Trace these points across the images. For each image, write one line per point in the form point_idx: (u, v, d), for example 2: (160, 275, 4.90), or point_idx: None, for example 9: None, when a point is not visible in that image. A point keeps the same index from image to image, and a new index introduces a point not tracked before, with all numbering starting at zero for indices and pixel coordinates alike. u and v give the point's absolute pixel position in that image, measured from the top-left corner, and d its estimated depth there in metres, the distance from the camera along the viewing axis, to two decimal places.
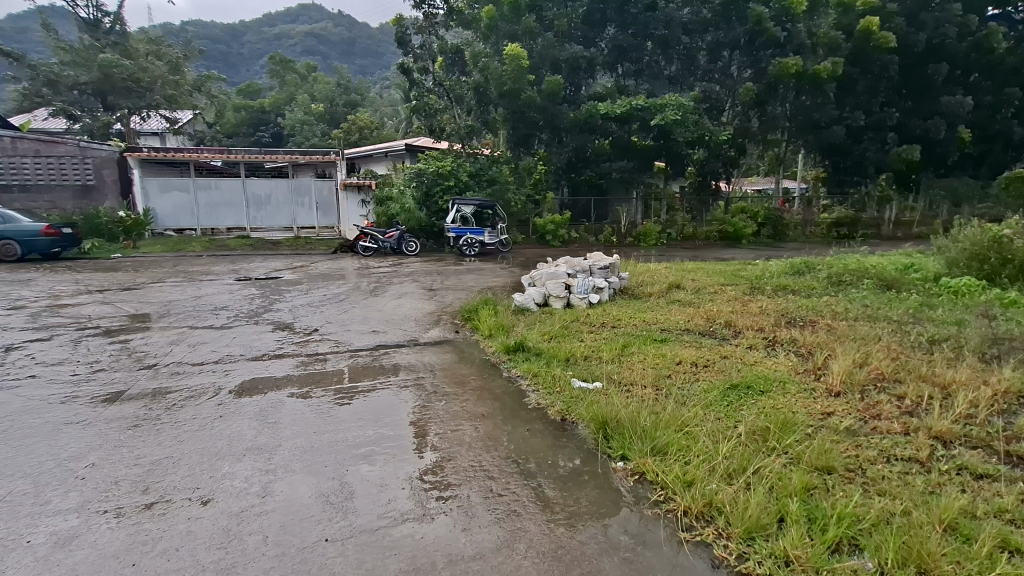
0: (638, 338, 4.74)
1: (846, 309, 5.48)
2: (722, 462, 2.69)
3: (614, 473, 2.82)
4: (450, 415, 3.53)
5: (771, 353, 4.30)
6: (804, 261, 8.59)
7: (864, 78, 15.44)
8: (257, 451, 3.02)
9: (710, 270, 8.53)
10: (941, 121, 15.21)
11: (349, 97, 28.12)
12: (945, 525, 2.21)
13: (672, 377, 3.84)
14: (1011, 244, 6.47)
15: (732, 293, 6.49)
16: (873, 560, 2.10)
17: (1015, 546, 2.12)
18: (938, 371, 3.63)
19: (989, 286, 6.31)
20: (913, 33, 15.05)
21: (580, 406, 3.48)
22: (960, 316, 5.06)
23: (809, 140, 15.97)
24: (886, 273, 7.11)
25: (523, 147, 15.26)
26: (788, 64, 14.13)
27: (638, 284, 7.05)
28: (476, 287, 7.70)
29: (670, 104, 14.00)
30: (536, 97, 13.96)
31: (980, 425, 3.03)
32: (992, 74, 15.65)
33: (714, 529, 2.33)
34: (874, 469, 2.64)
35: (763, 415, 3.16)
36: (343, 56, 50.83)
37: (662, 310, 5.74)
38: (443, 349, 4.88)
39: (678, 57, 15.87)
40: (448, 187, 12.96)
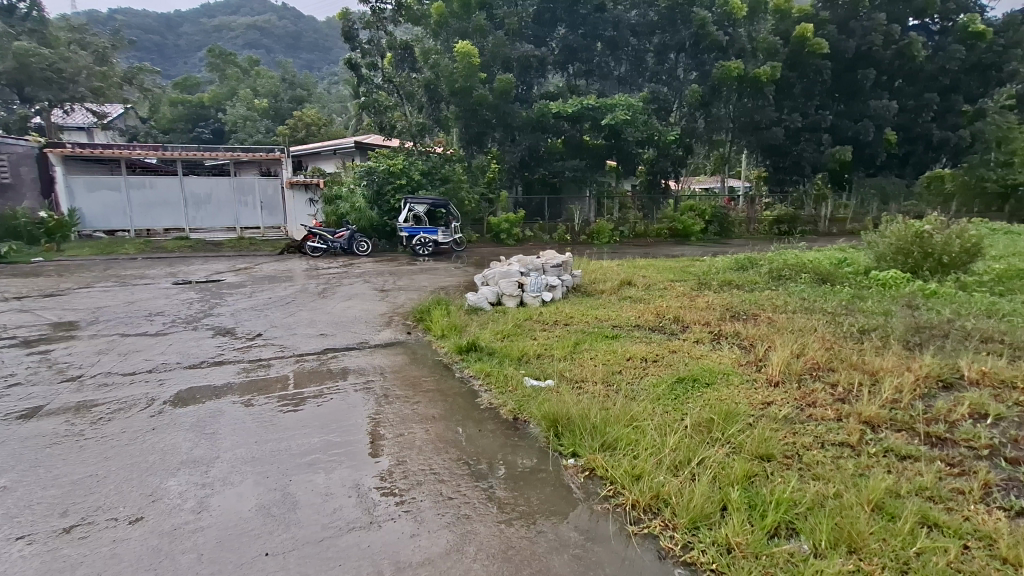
0: (589, 335, 4.80)
1: (786, 302, 5.76)
2: (669, 455, 2.75)
3: (566, 471, 2.84)
4: (400, 418, 3.46)
5: (716, 346, 4.44)
6: (748, 257, 8.94)
7: (801, 81, 16.22)
8: (193, 464, 2.86)
9: (660, 267, 8.75)
10: (870, 123, 16.17)
11: (295, 92, 27.29)
12: (873, 505, 2.34)
13: (623, 373, 3.91)
14: (931, 239, 6.96)
15: (680, 289, 6.69)
16: (808, 542, 2.19)
17: (934, 521, 2.26)
18: (867, 359, 3.85)
19: (913, 279, 6.78)
20: (844, 40, 15.99)
21: (532, 405, 3.48)
22: (887, 307, 5.40)
23: (751, 141, 16.58)
24: (822, 268, 7.51)
25: (476, 145, 15.21)
26: (730, 68, 14.73)
27: (591, 281, 7.14)
28: (429, 287, 7.61)
29: (620, 104, 14.29)
30: (488, 96, 13.96)
31: (904, 408, 3.23)
32: (915, 79, 16.80)
33: (660, 521, 2.38)
34: (809, 454, 2.77)
35: (707, 407, 3.26)
36: (289, 49, 49.17)
37: (614, 307, 5.84)
38: (395, 351, 4.79)
39: (627, 58, 16.25)
40: (400, 186, 12.71)
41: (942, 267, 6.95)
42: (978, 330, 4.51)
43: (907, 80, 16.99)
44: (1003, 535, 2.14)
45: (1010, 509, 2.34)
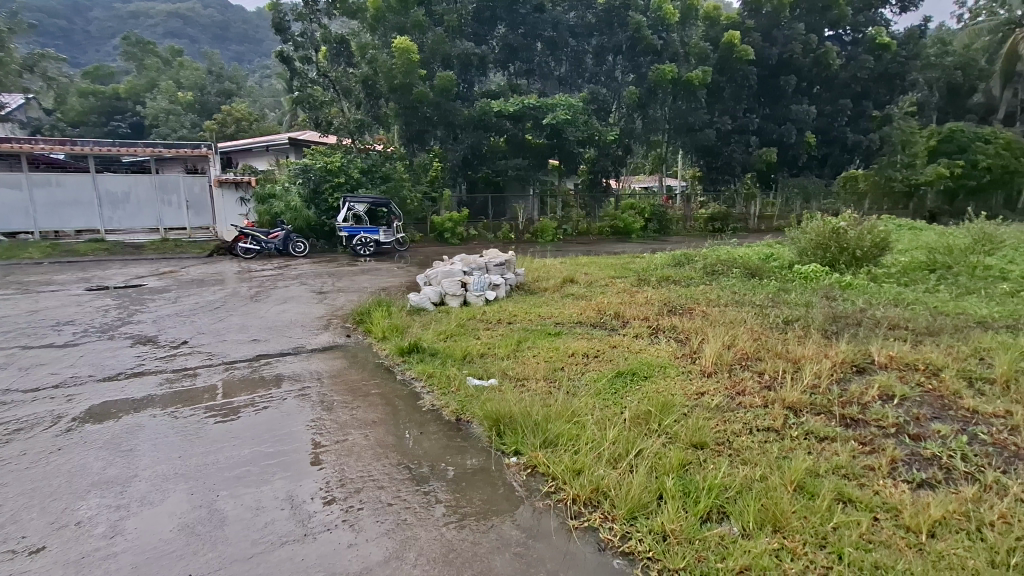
0: (533, 333, 4.84)
1: (719, 296, 6.04)
2: (608, 449, 2.81)
3: (507, 469, 2.85)
4: (339, 424, 3.35)
5: (653, 340, 4.60)
6: (685, 253, 9.30)
7: (730, 85, 17.07)
8: (107, 485, 2.65)
9: (602, 264, 8.95)
10: (792, 126, 17.26)
11: (223, 85, 25.92)
12: (795, 485, 2.50)
13: (565, 369, 3.97)
14: (846, 235, 7.49)
15: (621, 285, 6.86)
16: (737, 524, 2.30)
17: (849, 497, 2.43)
18: (791, 348, 4.10)
19: (831, 272, 7.28)
20: (768, 47, 16.99)
21: (475, 404, 3.47)
22: (808, 299, 5.77)
23: (685, 142, 17.33)
24: (751, 262, 7.95)
25: (417, 143, 15.02)
26: (665, 71, 15.28)
27: (534, 279, 7.21)
28: (370, 288, 7.42)
29: (560, 104, 14.48)
30: (428, 93, 13.80)
31: (823, 392, 3.47)
32: (830, 86, 18.10)
33: (600, 514, 2.43)
34: (738, 440, 2.91)
35: (646, 399, 3.36)
36: (215, 41, 46.59)
37: (556, 304, 5.91)
38: (334, 356, 4.63)
39: (567, 58, 16.51)
40: (338, 184, 12.40)
41: (857, 260, 7.51)
42: (887, 318, 4.92)
43: (824, 87, 18.28)
44: (905, 504, 2.33)
45: (912, 481, 2.56)
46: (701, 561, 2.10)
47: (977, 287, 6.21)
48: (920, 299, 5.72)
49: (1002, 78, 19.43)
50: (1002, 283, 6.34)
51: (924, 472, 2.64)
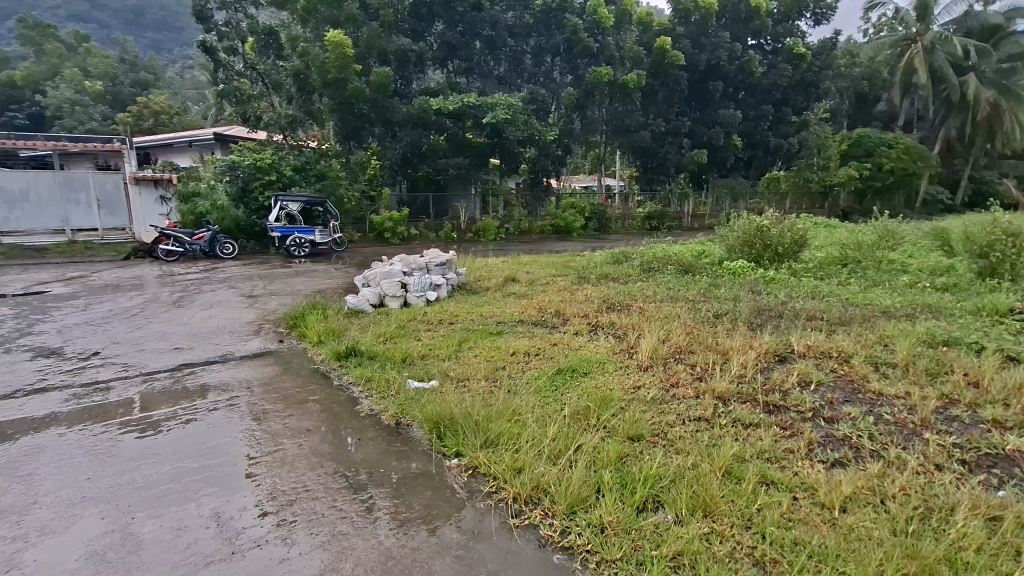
0: (475, 333, 4.82)
1: (655, 292, 6.27)
2: (549, 445, 2.84)
3: (449, 471, 2.83)
4: (270, 434, 3.20)
5: (593, 337, 4.70)
6: (623, 251, 9.60)
7: (663, 89, 17.75)
8: (2, 515, 2.39)
9: (543, 262, 9.05)
10: (720, 129, 18.21)
11: (138, 75, 24.16)
12: (724, 471, 2.63)
13: (506, 368, 3.98)
14: (769, 232, 7.97)
15: (561, 283, 6.98)
16: (671, 512, 2.38)
17: (771, 479, 2.59)
18: (720, 341, 4.32)
19: (756, 267, 7.75)
20: (697, 53, 17.83)
21: (415, 407, 3.41)
22: (736, 293, 6.10)
23: (622, 142, 17.90)
24: (685, 259, 8.33)
25: (354, 141, 14.57)
26: (602, 73, 15.57)
27: (476, 279, 7.20)
28: (305, 290, 7.15)
29: (500, 104, 14.47)
30: (364, 89, 13.47)
31: (749, 381, 3.67)
32: (754, 92, 19.20)
33: (541, 510, 2.45)
34: (672, 431, 3.02)
35: (585, 395, 3.43)
36: (129, 26, 43.32)
37: (498, 304, 5.91)
38: (264, 363, 4.41)
39: (506, 58, 16.56)
40: (269, 182, 11.95)
41: (778, 257, 8.02)
42: (805, 310, 5.28)
43: (748, 93, 19.37)
44: (820, 482, 2.51)
45: (827, 461, 2.76)
46: (637, 550, 2.16)
47: (881, 279, 6.79)
48: (833, 291, 6.19)
49: (902, 88, 20.93)
50: (903, 276, 6.96)
51: (837, 451, 2.85)
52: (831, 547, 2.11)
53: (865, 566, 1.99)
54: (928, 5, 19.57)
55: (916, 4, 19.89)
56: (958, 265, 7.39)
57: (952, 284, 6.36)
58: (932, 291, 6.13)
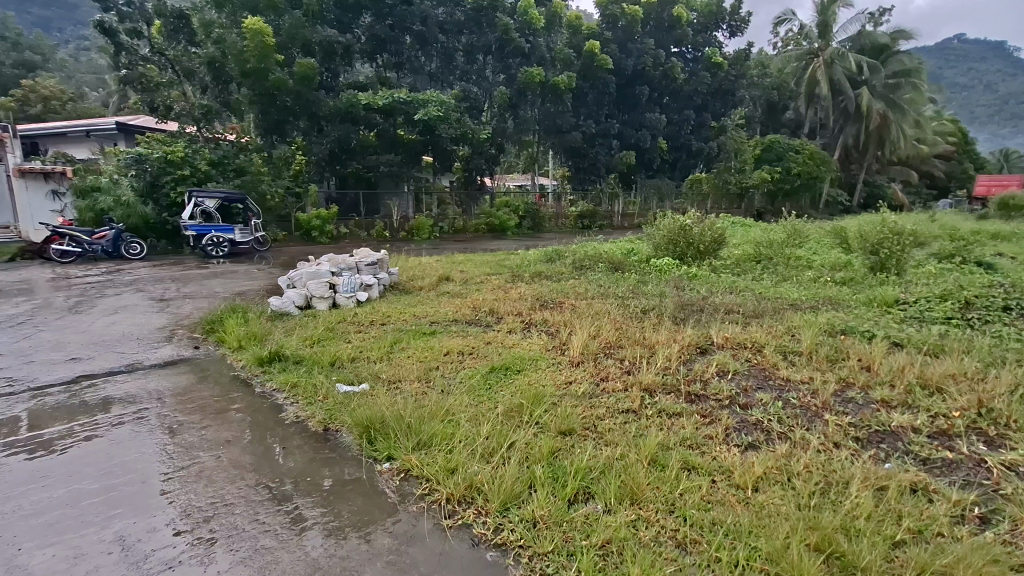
0: (407, 333, 4.74)
1: (586, 289, 6.45)
2: (482, 444, 2.85)
3: (379, 476, 2.76)
4: (183, 448, 2.98)
5: (526, 334, 4.75)
6: (556, 249, 9.76)
7: (592, 91, 18.26)
8: None
9: (478, 261, 9.04)
10: (646, 132, 19.01)
11: (23, 56, 21.78)
12: (650, 459, 2.75)
13: (440, 368, 3.95)
14: (692, 232, 8.41)
15: (495, 282, 7.00)
16: (601, 502, 2.46)
17: (693, 465, 2.73)
18: (647, 336, 4.50)
19: (679, 264, 8.16)
20: (624, 58, 18.51)
21: (344, 412, 3.30)
22: (662, 289, 6.39)
23: (554, 142, 18.25)
24: (615, 257, 8.62)
25: (277, 135, 14.02)
26: (533, 74, 15.78)
27: (409, 279, 7.07)
28: (223, 293, 6.72)
29: (432, 100, 14.23)
30: (287, 80, 12.87)
31: (673, 373, 3.86)
32: (677, 97, 20.14)
33: (474, 509, 2.45)
34: (602, 424, 3.12)
35: (519, 392, 3.47)
36: (12, 2, 38.88)
37: (432, 304, 5.83)
38: (178, 372, 4.09)
39: (437, 54, 16.35)
40: (182, 177, 11.12)
41: (700, 254, 8.47)
42: (723, 304, 5.62)
43: (672, 98, 20.30)
44: (735, 465, 2.69)
45: (742, 444, 2.96)
46: (568, 542, 2.22)
47: (789, 275, 7.35)
48: (748, 286, 6.63)
49: (807, 98, 22.75)
50: (808, 271, 7.59)
51: (750, 435, 3.07)
52: (745, 524, 2.26)
53: (773, 539, 2.16)
54: (828, 23, 21.47)
55: (817, 22, 21.75)
56: (854, 261, 8.15)
57: (849, 278, 7.00)
58: (833, 285, 6.72)
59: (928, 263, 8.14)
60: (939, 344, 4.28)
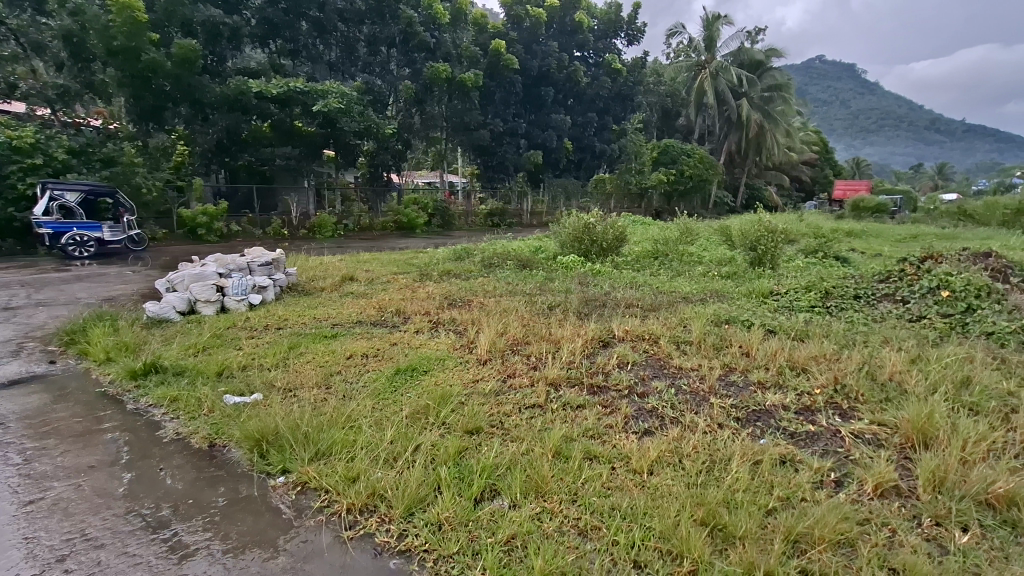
0: (307, 337, 4.50)
1: (495, 287, 6.50)
2: (385, 449, 2.76)
3: (273, 492, 2.58)
4: (32, 479, 2.59)
5: (434, 334, 4.70)
6: (466, 248, 9.72)
7: (499, 90, 18.43)
8: None
9: (384, 260, 8.78)
10: (552, 133, 19.53)
11: None
12: (554, 451, 2.83)
13: (342, 372, 3.78)
14: (596, 230, 8.76)
15: (402, 282, 6.81)
16: (507, 498, 2.49)
17: (595, 454, 2.84)
18: (551, 332, 4.63)
19: (584, 261, 8.49)
20: (529, 59, 18.88)
21: (233, 425, 3.04)
22: (567, 286, 6.59)
23: (462, 140, 18.17)
24: (523, 255, 8.77)
25: (153, 122, 12.81)
26: (439, 70, 15.61)
27: (309, 279, 6.71)
28: (87, 298, 5.95)
29: (332, 91, 13.54)
30: (164, 62, 11.67)
31: (578, 367, 3.99)
32: (581, 100, 20.92)
33: (377, 517, 2.37)
34: (508, 420, 3.16)
35: (425, 393, 3.41)
36: None
37: (334, 304, 5.59)
38: (27, 392, 3.56)
39: (337, 44, 15.65)
40: (33, 167, 9.68)
41: (603, 251, 8.85)
42: (624, 299, 5.93)
43: (576, 100, 21.03)
44: (632, 451, 2.84)
45: (640, 431, 3.13)
46: (474, 541, 2.22)
47: (683, 270, 7.90)
48: (647, 282, 7.04)
49: (697, 106, 24.62)
50: (698, 266, 8.22)
51: (647, 422, 3.26)
52: (640, 506, 2.40)
53: (665, 518, 2.31)
54: (714, 38, 23.39)
55: (704, 37, 23.61)
56: (737, 257, 8.93)
57: (733, 272, 7.66)
58: (719, 279, 7.33)
59: (797, 258, 9.14)
60: (804, 330, 4.82)
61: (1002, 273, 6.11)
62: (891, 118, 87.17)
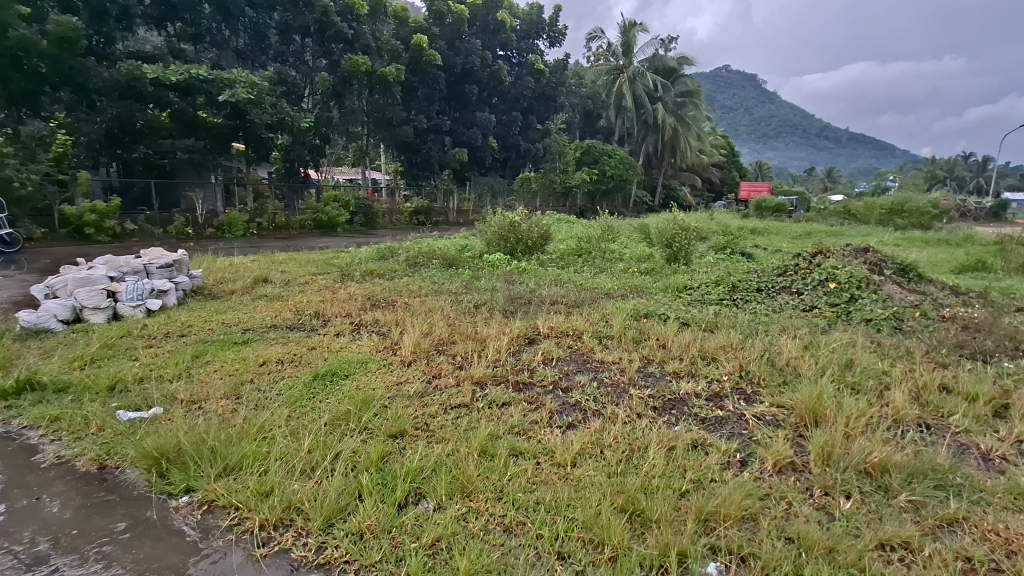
0: (213, 344, 4.19)
1: (420, 286, 6.39)
2: (302, 460, 2.63)
3: (175, 513, 2.38)
4: None
5: (356, 336, 4.54)
6: (389, 247, 9.47)
7: (422, 86, 18.13)
8: None
9: (302, 260, 8.37)
10: (477, 131, 19.48)
11: None
12: (480, 451, 2.83)
13: (254, 381, 3.56)
14: (521, 228, 8.86)
15: (322, 282, 6.54)
16: (431, 501, 2.45)
17: (520, 451, 2.87)
18: (476, 331, 4.62)
19: (510, 259, 8.55)
20: (452, 56, 18.73)
21: (127, 444, 2.77)
22: (493, 284, 6.61)
23: (384, 136, 17.79)
24: (450, 253, 8.69)
25: (25, 108, 11.25)
26: (358, 62, 15.08)
27: (217, 282, 6.25)
28: None
29: (240, 80, 12.64)
30: (38, 40, 10.37)
31: (504, 365, 4.02)
32: (505, 99, 21.04)
33: (293, 532, 2.25)
34: (433, 421, 3.12)
35: (346, 399, 3.29)
36: None
37: (245, 308, 5.24)
38: None
39: (245, 30, 14.70)
40: None
41: (529, 249, 8.97)
42: (549, 296, 6.03)
43: (500, 99, 21.14)
44: (556, 446, 2.89)
45: (564, 425, 3.21)
46: (398, 547, 2.16)
47: (605, 267, 8.17)
48: (570, 279, 7.22)
49: (616, 108, 25.59)
50: (620, 263, 8.55)
51: (570, 415, 3.34)
52: (563, 498, 2.46)
53: (588, 508, 2.38)
54: (630, 44, 24.44)
55: (622, 42, 24.61)
56: (654, 254, 9.38)
57: (651, 268, 8.05)
58: (639, 275, 7.67)
59: (708, 254, 9.74)
60: (713, 321, 5.18)
61: (877, 266, 6.90)
62: (788, 125, 95.46)
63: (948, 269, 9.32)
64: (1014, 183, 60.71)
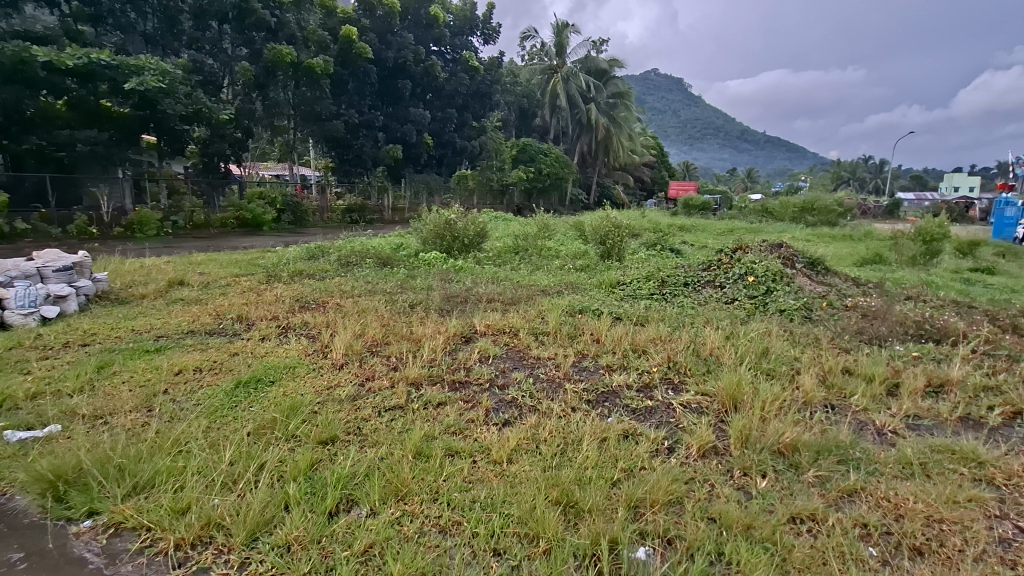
0: (122, 354, 3.86)
1: (352, 287, 6.20)
2: (223, 472, 2.49)
3: (76, 540, 2.17)
4: None
5: (283, 340, 4.33)
6: (319, 245, 9.11)
7: (353, 80, 17.60)
8: None
9: (223, 261, 7.90)
10: (411, 127, 19.14)
11: None
12: (415, 452, 2.79)
13: (169, 391, 3.31)
14: (456, 225, 8.78)
15: (246, 284, 6.19)
16: (364, 506, 2.39)
17: (455, 450, 2.86)
18: (411, 330, 4.55)
19: (446, 258, 8.49)
20: (384, 49, 18.31)
21: (17, 468, 2.50)
22: (428, 283, 6.52)
23: (313, 130, 17.08)
24: (384, 252, 8.47)
25: None
26: (282, 53, 14.42)
27: (124, 286, 5.77)
28: None
29: (148, 67, 11.68)
30: None
31: (439, 364, 3.98)
32: (440, 95, 20.80)
33: (213, 549, 2.12)
34: (366, 425, 3.03)
35: (272, 406, 3.13)
36: None
37: (159, 313, 4.87)
38: None
39: (153, 13, 13.64)
40: None
41: (465, 247, 8.92)
42: (484, 294, 6.04)
43: (435, 95, 20.88)
44: (492, 443, 2.90)
45: (500, 422, 3.23)
46: (328, 557, 2.09)
47: (541, 264, 8.28)
48: (507, 276, 7.27)
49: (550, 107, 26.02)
50: (555, 260, 8.70)
51: (506, 412, 3.36)
52: (499, 494, 2.48)
53: (523, 503, 2.40)
54: (563, 44, 24.94)
55: (555, 42, 25.07)
56: (589, 251, 9.61)
57: (585, 265, 8.26)
58: (573, 271, 7.85)
59: (640, 250, 10.11)
60: (644, 315, 5.38)
61: (789, 260, 7.43)
62: (712, 128, 100.95)
63: (851, 262, 10.21)
64: (905, 184, 67.59)
